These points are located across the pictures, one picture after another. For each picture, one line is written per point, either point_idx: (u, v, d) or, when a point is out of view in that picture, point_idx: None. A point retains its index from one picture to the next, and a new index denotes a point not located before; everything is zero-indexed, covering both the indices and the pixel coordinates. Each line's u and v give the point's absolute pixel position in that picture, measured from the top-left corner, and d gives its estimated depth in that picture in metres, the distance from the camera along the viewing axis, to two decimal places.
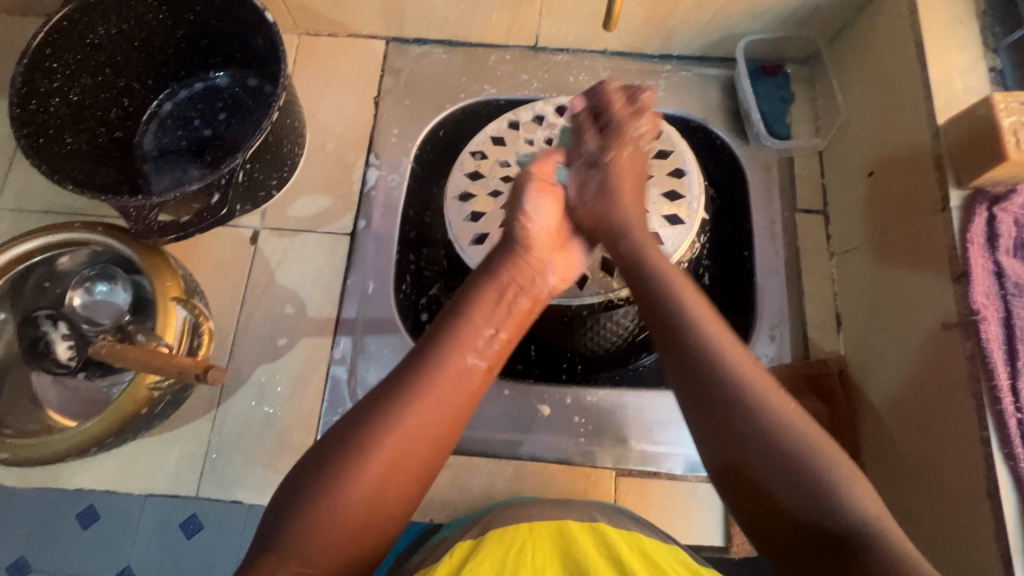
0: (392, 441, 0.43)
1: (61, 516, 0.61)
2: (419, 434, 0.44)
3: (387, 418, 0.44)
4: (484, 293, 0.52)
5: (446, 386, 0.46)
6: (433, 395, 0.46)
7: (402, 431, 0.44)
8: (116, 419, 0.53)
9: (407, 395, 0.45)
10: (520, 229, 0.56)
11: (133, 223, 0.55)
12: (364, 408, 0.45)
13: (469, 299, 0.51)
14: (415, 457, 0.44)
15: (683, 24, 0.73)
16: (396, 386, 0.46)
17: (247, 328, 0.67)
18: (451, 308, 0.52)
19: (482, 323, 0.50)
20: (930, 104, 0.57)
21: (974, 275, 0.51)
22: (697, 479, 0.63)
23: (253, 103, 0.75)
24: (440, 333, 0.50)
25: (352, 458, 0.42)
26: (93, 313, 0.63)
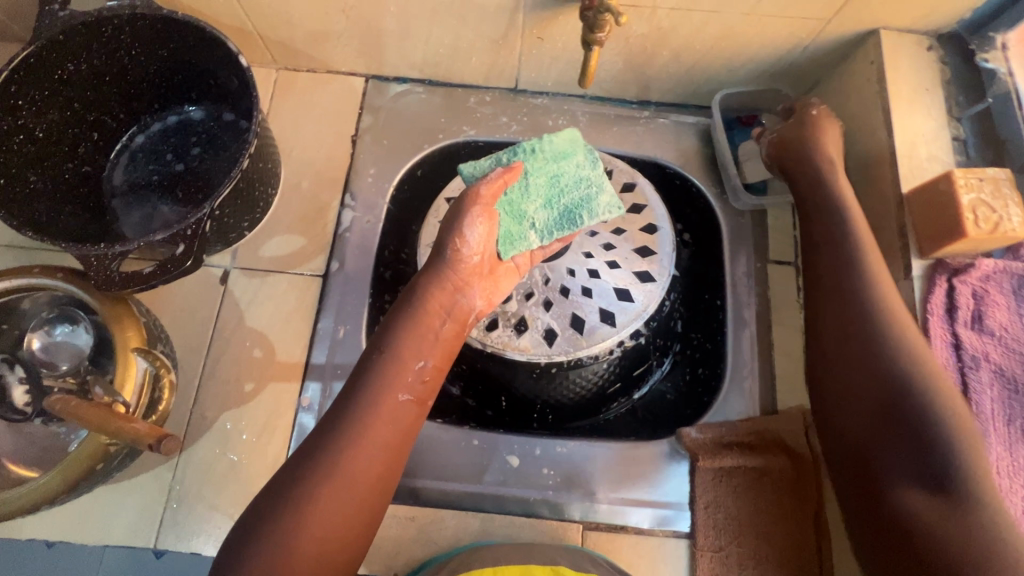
0: (331, 487, 0.46)
1: (12, 566, 0.59)
2: (360, 475, 0.47)
3: (332, 463, 0.47)
4: (412, 323, 0.53)
5: (382, 425, 0.49)
6: (369, 433, 0.48)
7: (341, 476, 0.47)
8: (68, 476, 0.52)
9: (344, 439, 0.47)
10: (451, 251, 0.54)
11: (94, 274, 0.54)
12: (314, 452, 0.47)
13: (398, 330, 0.53)
14: (359, 496, 0.47)
15: (661, 74, 0.74)
16: (336, 427, 0.48)
17: (214, 371, 0.66)
18: (379, 340, 0.53)
19: (411, 358, 0.52)
20: (896, 170, 0.58)
21: (932, 345, 0.52)
22: (664, 533, 0.63)
23: (227, 139, 0.74)
24: (371, 370, 0.51)
25: (311, 501, 0.45)
26: (53, 357, 0.62)
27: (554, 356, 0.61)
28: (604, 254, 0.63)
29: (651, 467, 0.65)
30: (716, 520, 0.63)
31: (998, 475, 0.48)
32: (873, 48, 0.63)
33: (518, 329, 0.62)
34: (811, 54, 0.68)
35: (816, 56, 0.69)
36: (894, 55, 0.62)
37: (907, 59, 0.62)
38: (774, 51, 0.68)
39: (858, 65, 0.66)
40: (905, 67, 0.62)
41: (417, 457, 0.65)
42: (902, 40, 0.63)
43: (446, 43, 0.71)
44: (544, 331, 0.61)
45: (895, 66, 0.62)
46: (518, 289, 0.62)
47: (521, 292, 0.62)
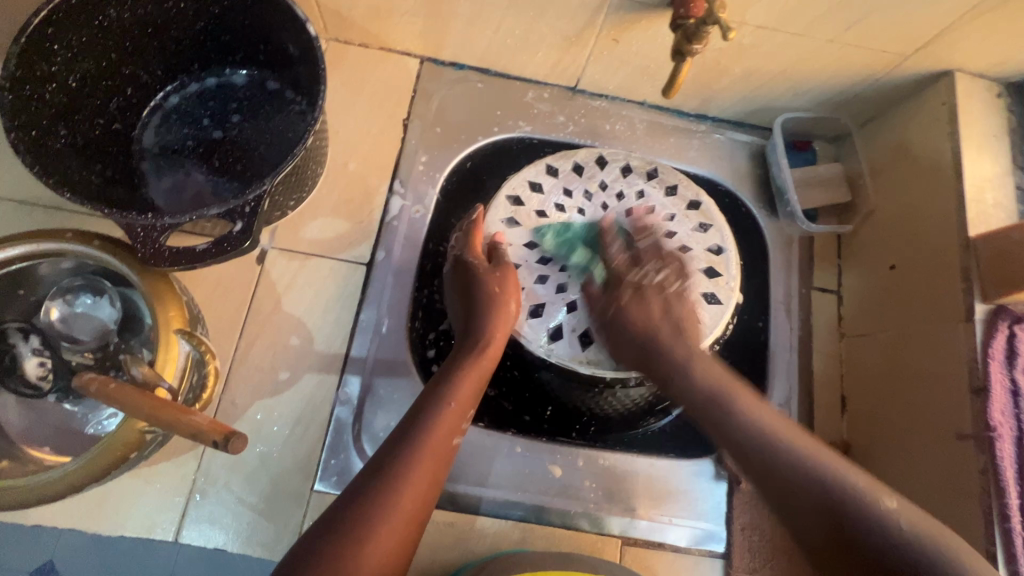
0: (390, 519, 0.47)
1: (17, 551, 0.55)
2: (409, 507, 0.48)
3: (386, 494, 0.48)
4: (463, 360, 0.57)
5: (430, 461, 0.50)
6: (424, 463, 0.50)
7: (394, 511, 0.47)
8: (99, 464, 0.48)
9: (400, 471, 0.49)
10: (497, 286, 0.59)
11: (141, 247, 0.49)
12: (366, 484, 0.48)
13: (453, 371, 0.56)
14: (402, 536, 0.47)
15: (726, 90, 0.73)
16: (390, 461, 0.50)
17: (245, 357, 0.62)
18: (435, 381, 0.56)
19: (465, 399, 0.55)
20: (963, 213, 0.59)
21: (992, 390, 0.53)
22: (700, 553, 0.63)
23: (271, 109, 0.69)
24: (424, 405, 0.54)
25: (357, 538, 0.45)
26: (72, 329, 0.56)
27: (620, 373, 0.61)
28: None
29: (691, 485, 0.65)
30: (751, 542, 0.64)
31: None
32: (946, 89, 0.64)
33: (584, 341, 0.62)
34: (879, 87, 0.69)
35: (884, 90, 0.69)
36: (966, 99, 0.63)
37: (978, 104, 0.63)
38: (844, 81, 0.68)
39: (927, 104, 0.66)
40: (976, 111, 0.63)
41: (458, 461, 0.63)
42: (974, 84, 0.64)
43: (515, 35, 0.68)
44: None
45: (966, 110, 0.63)
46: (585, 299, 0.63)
47: None
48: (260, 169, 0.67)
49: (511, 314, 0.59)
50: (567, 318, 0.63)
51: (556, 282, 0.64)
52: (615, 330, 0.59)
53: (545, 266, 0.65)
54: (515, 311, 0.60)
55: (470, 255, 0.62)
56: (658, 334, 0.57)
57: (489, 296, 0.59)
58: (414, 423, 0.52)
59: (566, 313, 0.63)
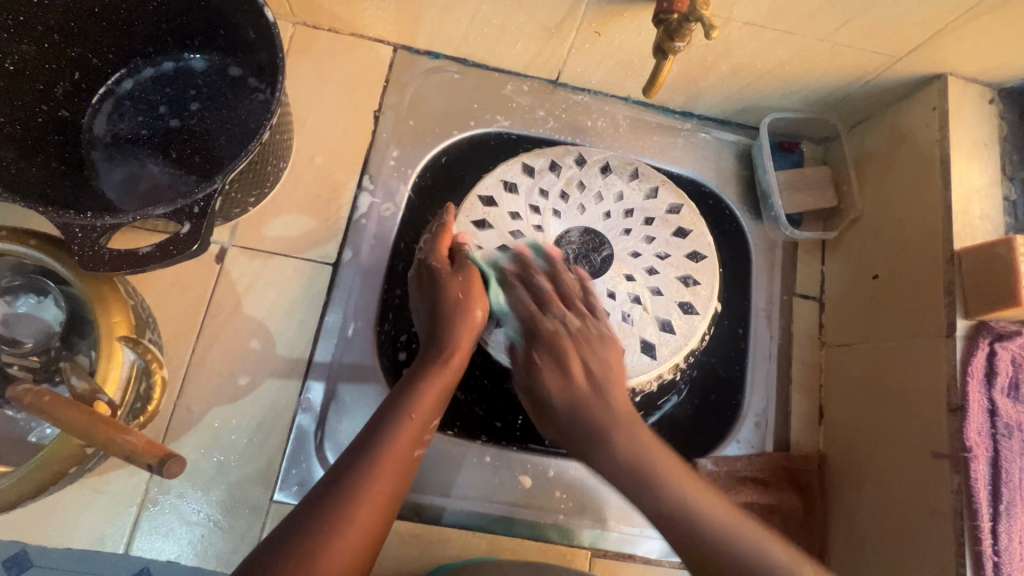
0: (343, 533, 0.44)
1: None
2: (367, 522, 0.45)
3: (340, 508, 0.45)
4: (428, 366, 0.54)
5: (388, 473, 0.48)
6: (385, 476, 0.47)
7: (350, 526, 0.45)
8: (35, 479, 0.46)
9: (359, 483, 0.46)
10: (465, 290, 0.57)
11: (78, 248, 0.46)
12: (320, 496, 0.46)
13: (417, 379, 0.53)
14: (356, 554, 0.44)
15: (713, 88, 0.70)
16: (348, 471, 0.47)
17: (203, 361, 0.59)
18: (397, 390, 0.53)
19: (429, 408, 0.52)
20: (949, 224, 0.57)
21: (969, 410, 0.52)
22: (671, 565, 0.62)
23: (232, 97, 0.65)
24: (385, 415, 0.51)
25: (308, 555, 0.42)
26: (14, 331, 0.53)
27: None
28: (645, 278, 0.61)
29: None
30: None
31: (1017, 544, 0.49)
32: (937, 93, 0.62)
33: None
34: (869, 90, 0.66)
35: (874, 92, 0.67)
36: (958, 104, 0.61)
37: (969, 110, 0.61)
38: (834, 81, 0.66)
39: (918, 108, 0.64)
40: (967, 117, 0.61)
41: (424, 470, 0.60)
42: (967, 89, 0.61)
43: (492, 25, 0.65)
44: None
45: (957, 116, 0.60)
46: None
47: None
48: (220, 162, 0.63)
49: (479, 320, 0.57)
50: None
51: None
52: (569, 413, 0.53)
53: None
54: (483, 317, 0.57)
55: (435, 257, 0.58)
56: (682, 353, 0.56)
57: (456, 302, 0.56)
58: (373, 432, 0.50)
59: None
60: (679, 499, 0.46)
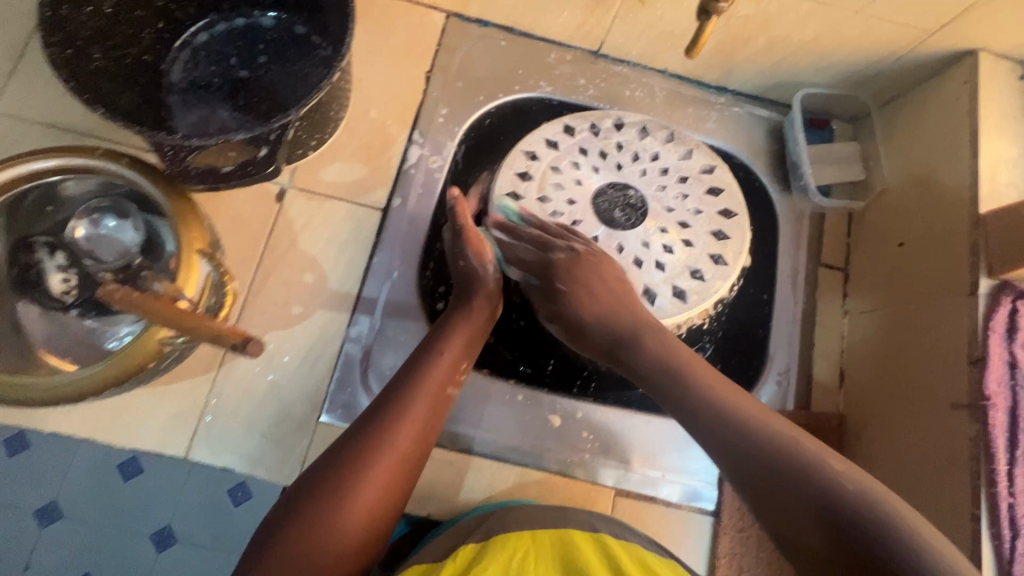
0: (384, 459, 0.48)
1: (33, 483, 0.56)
2: (407, 449, 0.49)
3: (382, 435, 0.49)
4: (460, 319, 0.58)
5: (424, 408, 0.52)
6: (422, 410, 0.51)
7: (392, 450, 0.48)
8: (115, 372, 0.50)
9: (398, 414, 0.50)
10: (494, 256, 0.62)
11: (168, 163, 0.53)
12: (363, 426, 0.49)
13: (449, 326, 0.58)
14: (394, 478, 0.48)
15: (748, 62, 0.73)
16: (388, 403, 0.51)
17: (260, 291, 0.64)
18: (430, 337, 0.57)
19: (459, 351, 0.56)
20: (976, 190, 0.60)
21: (990, 361, 0.54)
22: (690, 509, 0.65)
23: (297, 53, 0.71)
24: (418, 359, 0.55)
25: (353, 475, 0.46)
26: (97, 249, 0.58)
27: None
28: (678, 230, 0.65)
29: (684, 443, 0.67)
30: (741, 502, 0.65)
31: None
32: (968, 68, 0.64)
33: None
34: (901, 66, 0.69)
35: (906, 68, 0.69)
36: (989, 79, 0.63)
37: (999, 85, 0.63)
38: (867, 56, 0.69)
39: (949, 83, 0.66)
40: (997, 91, 0.63)
41: (460, 404, 0.64)
42: (998, 65, 0.64)
43: None
44: None
45: (987, 90, 0.63)
46: None
47: None
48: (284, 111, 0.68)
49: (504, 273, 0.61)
50: None
51: None
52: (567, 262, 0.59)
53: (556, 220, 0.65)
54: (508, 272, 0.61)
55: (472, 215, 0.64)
56: (642, 333, 0.57)
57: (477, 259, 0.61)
58: (408, 373, 0.53)
59: None
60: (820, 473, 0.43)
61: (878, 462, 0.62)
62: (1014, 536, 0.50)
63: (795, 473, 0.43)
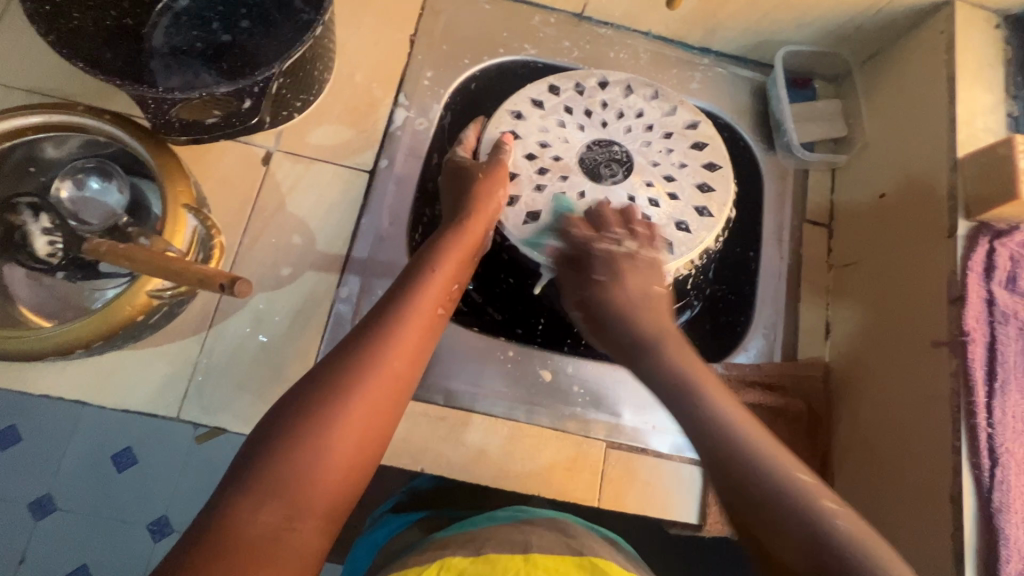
0: (376, 375, 0.50)
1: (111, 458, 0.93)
2: (395, 371, 0.51)
3: (371, 355, 0.50)
4: (451, 243, 0.59)
5: (413, 327, 0.53)
6: (410, 333, 0.53)
7: (383, 368, 0.50)
8: (98, 326, 0.51)
9: (387, 333, 0.52)
10: (482, 181, 0.62)
11: (150, 114, 0.52)
12: (351, 345, 0.51)
13: (439, 249, 0.58)
14: (386, 393, 0.50)
15: (730, 20, 0.74)
16: (379, 321, 0.53)
17: (249, 253, 0.64)
18: (420, 257, 0.58)
19: (451, 272, 0.57)
20: (953, 135, 0.61)
21: (968, 299, 0.55)
22: (681, 459, 0.66)
23: (280, 17, 0.70)
24: (410, 281, 0.56)
25: (343, 394, 0.48)
26: (81, 211, 0.58)
27: None
28: (663, 183, 0.66)
29: None
30: None
31: (1011, 419, 0.52)
32: (945, 18, 0.65)
33: None
34: (880, 19, 0.70)
35: (886, 22, 0.70)
36: (965, 29, 0.64)
37: (976, 34, 0.64)
38: (846, 11, 0.69)
39: (927, 35, 0.67)
40: (974, 40, 0.64)
41: (452, 360, 0.65)
42: (974, 14, 0.65)
43: None
44: None
45: (964, 38, 0.64)
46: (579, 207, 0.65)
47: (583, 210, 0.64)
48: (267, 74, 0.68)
49: (496, 199, 0.61)
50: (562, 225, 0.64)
51: (554, 190, 0.65)
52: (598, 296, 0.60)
53: (542, 177, 0.66)
54: (501, 199, 0.62)
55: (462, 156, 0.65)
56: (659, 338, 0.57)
57: (479, 187, 0.61)
58: (395, 299, 0.54)
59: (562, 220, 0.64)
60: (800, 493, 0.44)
61: (864, 406, 0.63)
62: (994, 467, 0.51)
63: (785, 508, 0.44)
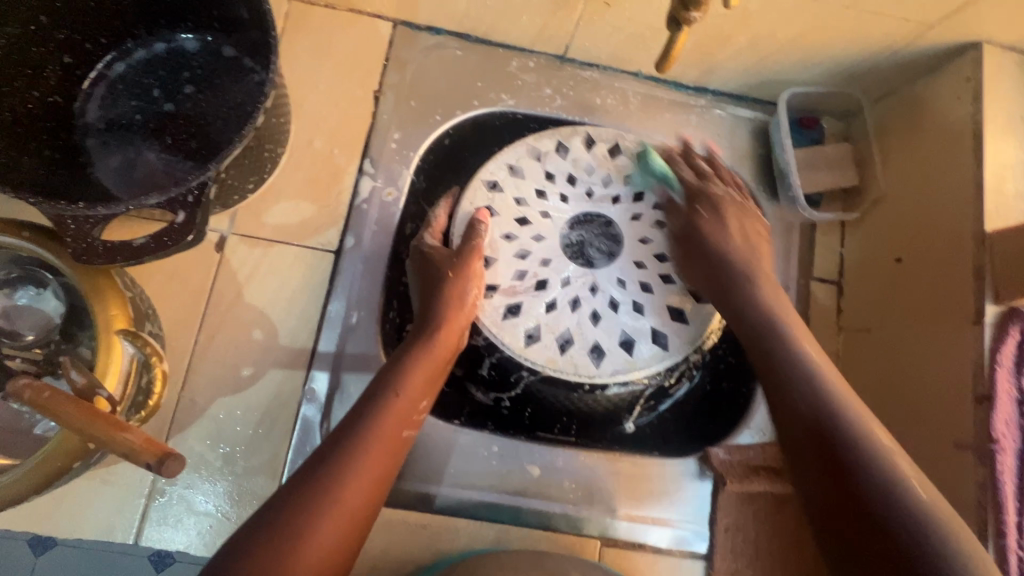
0: (331, 516, 0.43)
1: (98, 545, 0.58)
2: (353, 512, 0.45)
3: (327, 493, 0.44)
4: (419, 353, 0.53)
5: (376, 456, 0.47)
6: (368, 467, 0.47)
7: (340, 505, 0.44)
8: (41, 475, 0.45)
9: (347, 462, 0.46)
10: (454, 277, 0.56)
11: (71, 242, 0.45)
12: (307, 476, 0.45)
13: (407, 359, 0.53)
14: (342, 536, 0.44)
15: (729, 62, 0.66)
16: (338, 447, 0.47)
17: (205, 353, 0.58)
18: (386, 369, 0.53)
19: (418, 388, 0.52)
20: (981, 203, 0.54)
21: (997, 399, 0.50)
22: (681, 554, 0.61)
23: (227, 78, 0.63)
24: (374, 400, 0.50)
25: (293, 540, 0.41)
26: (14, 324, 0.53)
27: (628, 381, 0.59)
28: (655, 265, 0.62)
29: (674, 484, 0.63)
30: (734, 543, 0.62)
31: None
32: (971, 63, 0.58)
33: (563, 344, 0.58)
34: (897, 61, 0.62)
35: (904, 62, 0.62)
36: (994, 76, 0.57)
37: (1005, 82, 0.57)
38: (860, 52, 0.62)
39: (949, 81, 0.60)
40: (1003, 89, 0.57)
41: (430, 461, 0.60)
42: (1004, 58, 0.58)
43: None
44: (590, 347, 0.58)
45: (993, 88, 0.57)
46: (565, 297, 0.59)
47: (568, 302, 0.59)
48: (217, 147, 0.60)
49: (467, 300, 0.56)
50: (545, 319, 0.59)
51: (535, 278, 0.59)
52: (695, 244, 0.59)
53: (523, 261, 0.60)
54: (473, 299, 0.57)
55: (428, 241, 0.60)
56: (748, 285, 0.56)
57: (451, 291, 0.55)
58: (351, 426, 0.48)
59: (544, 314, 0.59)
60: (891, 469, 0.41)
61: None
62: None
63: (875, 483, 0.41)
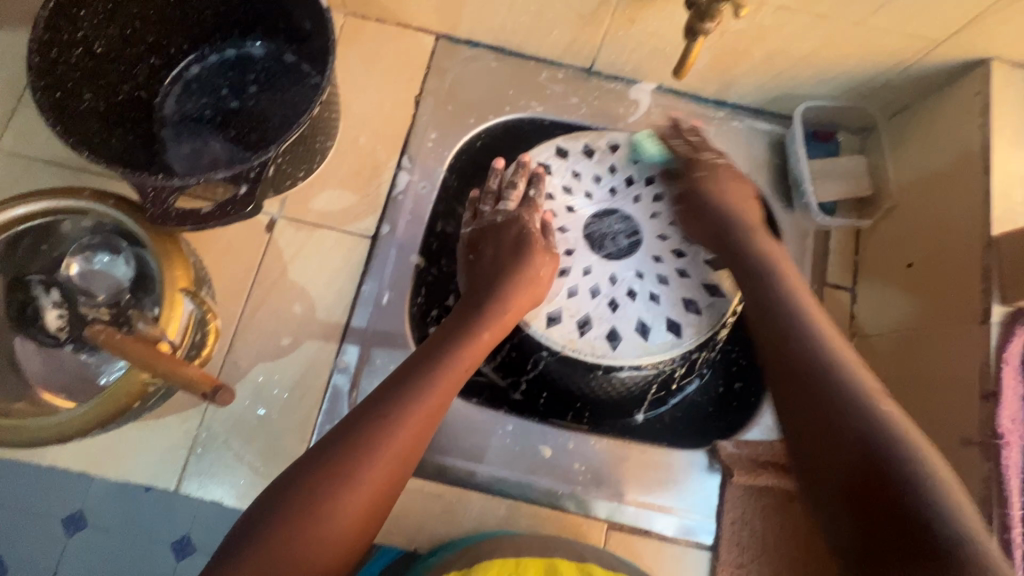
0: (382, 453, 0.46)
1: None
2: (403, 453, 0.47)
3: (377, 430, 0.47)
4: (479, 325, 0.57)
5: (424, 411, 0.49)
6: (432, 402, 0.50)
7: (391, 445, 0.47)
8: (106, 410, 0.50)
9: (398, 412, 0.48)
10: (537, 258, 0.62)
11: (149, 205, 0.52)
12: (364, 415, 0.48)
13: (470, 327, 0.57)
14: (387, 475, 0.46)
15: (746, 75, 0.70)
16: (393, 395, 0.50)
17: (250, 322, 0.64)
18: (448, 334, 0.56)
19: (474, 355, 0.55)
20: (989, 211, 0.56)
21: (1003, 397, 0.51)
22: (688, 544, 0.62)
23: (286, 81, 0.70)
24: (433, 356, 0.54)
25: (346, 473, 0.45)
26: (90, 284, 0.59)
27: None
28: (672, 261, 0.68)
29: (682, 474, 0.64)
30: (740, 536, 0.63)
31: None
32: (980, 79, 0.61)
33: (582, 326, 0.65)
34: (909, 77, 0.65)
35: (916, 78, 0.65)
36: (1004, 91, 0.59)
37: (1015, 96, 0.59)
38: (870, 69, 0.66)
39: (960, 95, 0.63)
40: (1012, 102, 0.59)
41: (450, 434, 0.64)
42: (1013, 74, 0.60)
43: (530, 13, 0.67)
44: (607, 331, 0.65)
45: (1001, 101, 0.59)
46: (585, 285, 0.66)
47: (587, 289, 0.66)
48: (274, 139, 0.67)
49: (543, 279, 0.62)
50: (566, 303, 0.66)
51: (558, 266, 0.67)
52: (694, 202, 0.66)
53: None
54: (548, 280, 0.63)
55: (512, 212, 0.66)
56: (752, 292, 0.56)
57: (518, 269, 0.61)
58: (417, 373, 0.52)
59: (566, 298, 0.66)
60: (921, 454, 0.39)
61: None
62: None
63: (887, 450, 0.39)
